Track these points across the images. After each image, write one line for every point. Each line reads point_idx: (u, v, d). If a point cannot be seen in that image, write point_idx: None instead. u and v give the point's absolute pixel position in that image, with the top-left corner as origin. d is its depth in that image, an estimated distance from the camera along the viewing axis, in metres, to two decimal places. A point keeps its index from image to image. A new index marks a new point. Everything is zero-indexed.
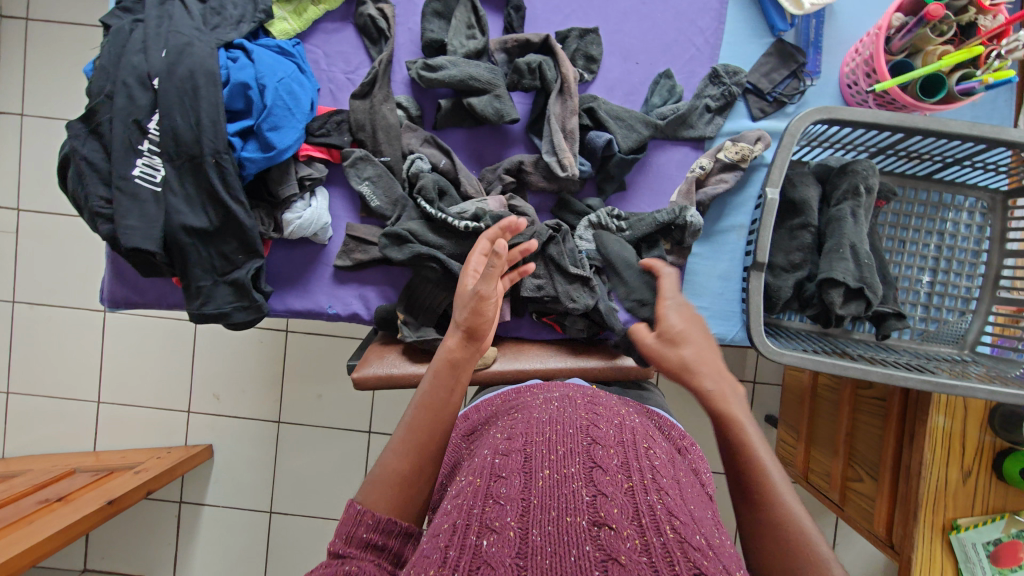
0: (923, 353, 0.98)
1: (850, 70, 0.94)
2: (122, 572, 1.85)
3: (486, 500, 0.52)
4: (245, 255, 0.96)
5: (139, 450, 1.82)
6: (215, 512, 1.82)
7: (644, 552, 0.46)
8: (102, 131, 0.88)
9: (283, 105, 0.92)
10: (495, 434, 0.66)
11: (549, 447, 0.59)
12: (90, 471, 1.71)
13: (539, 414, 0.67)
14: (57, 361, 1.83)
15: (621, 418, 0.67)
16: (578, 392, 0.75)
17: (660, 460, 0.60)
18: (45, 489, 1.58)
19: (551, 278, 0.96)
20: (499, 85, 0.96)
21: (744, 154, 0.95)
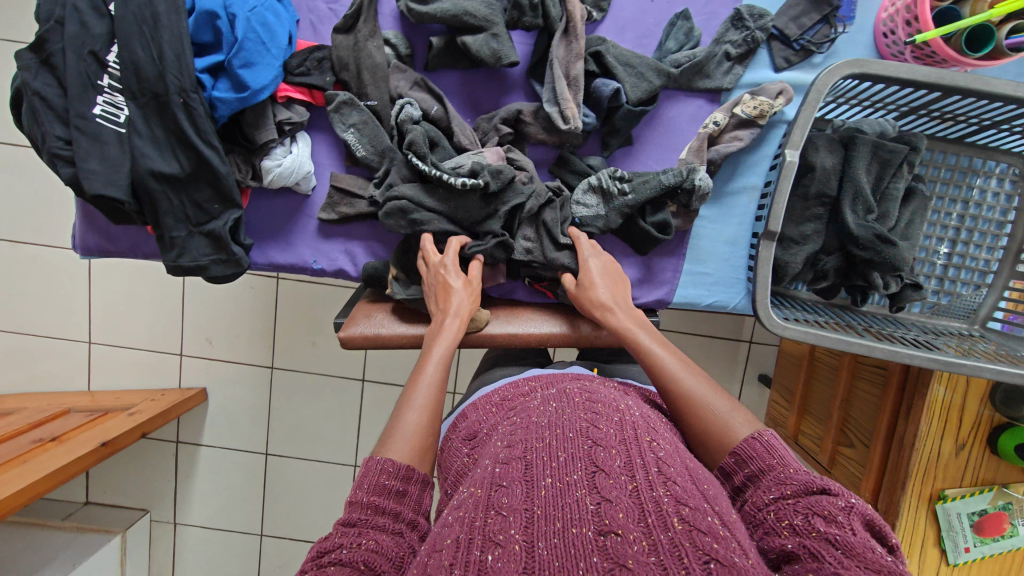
0: (931, 326, 0.94)
1: (887, 17, 0.85)
2: (123, 506, 1.90)
3: (488, 511, 0.52)
4: (222, 205, 0.90)
5: (133, 392, 1.82)
6: (211, 453, 1.85)
7: (653, 553, 0.46)
8: (55, 62, 0.80)
9: (256, 38, 0.82)
10: (497, 442, 0.64)
11: (550, 452, 0.57)
12: (85, 412, 1.72)
13: (538, 418, 0.65)
14: (42, 301, 1.79)
15: (622, 414, 0.64)
16: (573, 386, 0.73)
17: (665, 452, 0.58)
18: (40, 429, 1.59)
19: (541, 243, 0.91)
20: (497, 23, 0.86)
21: (763, 110, 0.87)
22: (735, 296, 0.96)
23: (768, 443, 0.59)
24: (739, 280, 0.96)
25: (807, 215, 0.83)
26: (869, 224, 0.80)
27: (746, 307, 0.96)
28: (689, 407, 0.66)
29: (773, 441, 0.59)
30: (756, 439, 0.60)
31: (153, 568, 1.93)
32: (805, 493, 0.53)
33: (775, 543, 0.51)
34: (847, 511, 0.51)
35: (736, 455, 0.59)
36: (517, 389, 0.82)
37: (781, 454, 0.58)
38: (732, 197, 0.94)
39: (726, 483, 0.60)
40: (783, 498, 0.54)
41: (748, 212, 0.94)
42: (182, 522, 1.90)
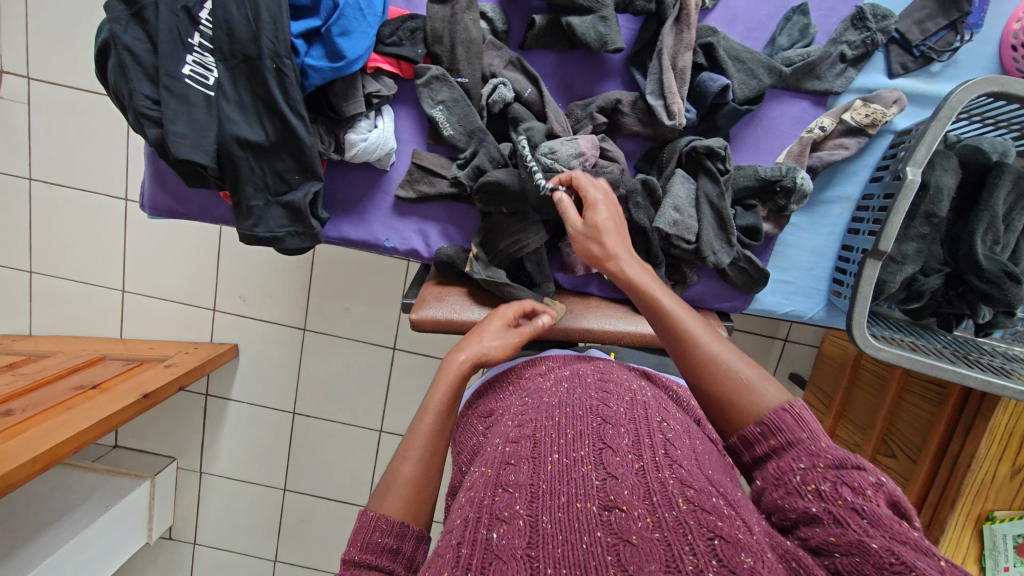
0: (1012, 352, 0.91)
1: (1020, 29, 0.80)
2: (151, 452, 1.94)
3: (495, 490, 0.50)
4: (302, 176, 0.87)
5: (167, 343, 1.83)
6: (240, 407, 1.87)
7: (657, 529, 0.45)
8: (147, 16, 0.75)
9: (354, 5, 0.79)
10: (507, 421, 0.63)
11: (559, 431, 0.57)
12: (122, 360, 1.72)
13: (549, 397, 0.64)
14: (78, 246, 1.78)
15: (634, 394, 0.63)
16: (587, 368, 0.72)
17: (674, 432, 0.57)
18: (78, 375, 1.60)
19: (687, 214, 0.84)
20: (607, 4, 0.81)
21: (875, 118, 0.83)
22: (813, 307, 0.94)
23: (793, 412, 0.54)
24: (820, 291, 0.93)
25: (911, 233, 0.80)
26: (998, 258, 0.77)
27: (823, 319, 0.94)
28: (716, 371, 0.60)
29: (804, 411, 0.54)
30: (786, 411, 0.54)
31: (179, 513, 1.98)
32: (834, 468, 0.48)
33: (796, 509, 0.48)
34: (878, 487, 0.47)
35: (757, 422, 0.55)
36: (533, 368, 0.80)
37: (812, 424, 0.53)
38: (824, 206, 0.91)
39: (746, 450, 0.56)
40: (804, 462, 0.50)
41: (840, 222, 0.91)
42: (208, 472, 1.93)
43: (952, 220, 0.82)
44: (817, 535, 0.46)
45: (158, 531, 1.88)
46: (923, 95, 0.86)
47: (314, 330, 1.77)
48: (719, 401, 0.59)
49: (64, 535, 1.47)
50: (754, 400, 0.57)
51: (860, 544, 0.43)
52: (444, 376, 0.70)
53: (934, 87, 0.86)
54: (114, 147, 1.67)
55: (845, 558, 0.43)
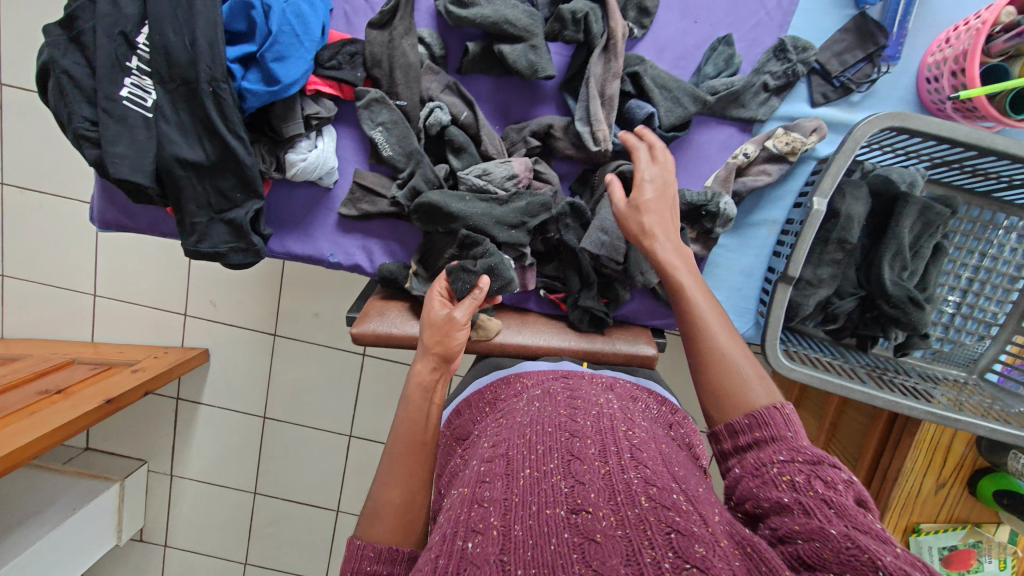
0: (930, 371, 0.98)
1: (934, 62, 0.83)
2: (122, 454, 1.95)
3: (471, 506, 0.52)
4: (244, 194, 0.90)
5: (137, 347, 1.85)
6: (211, 411, 1.89)
7: (619, 526, 0.47)
8: (86, 41, 0.78)
9: (290, 31, 0.81)
10: (484, 443, 0.65)
11: (530, 448, 0.59)
12: (88, 364, 1.73)
13: (521, 417, 0.67)
14: (49, 250, 1.79)
15: (599, 408, 0.67)
16: (557, 386, 0.75)
17: (639, 440, 0.60)
18: (43, 380, 1.61)
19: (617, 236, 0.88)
20: (537, 34, 0.84)
21: (795, 147, 0.86)
22: (744, 326, 0.97)
23: (783, 414, 0.56)
24: (749, 310, 0.97)
25: (825, 258, 0.83)
26: (904, 284, 0.80)
27: (753, 336, 0.98)
28: (714, 360, 0.62)
29: (792, 413, 0.56)
30: (777, 409, 0.56)
31: (150, 516, 1.99)
32: (812, 463, 0.51)
33: (769, 497, 0.51)
34: (850, 484, 0.50)
35: (747, 413, 0.57)
36: (508, 387, 0.81)
37: (797, 425, 0.56)
38: (752, 229, 0.95)
39: (729, 438, 0.58)
40: (785, 454, 0.53)
41: (766, 244, 0.95)
42: (179, 475, 1.95)
43: (867, 245, 0.85)
44: (786, 523, 0.48)
45: (128, 534, 1.89)
46: (843, 124, 0.89)
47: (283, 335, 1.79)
48: (712, 388, 0.62)
49: (28, 538, 1.48)
50: (746, 396, 0.59)
51: (821, 529, 0.45)
52: (417, 380, 0.74)
53: (853, 116, 0.89)
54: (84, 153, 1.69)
55: (808, 543, 0.45)
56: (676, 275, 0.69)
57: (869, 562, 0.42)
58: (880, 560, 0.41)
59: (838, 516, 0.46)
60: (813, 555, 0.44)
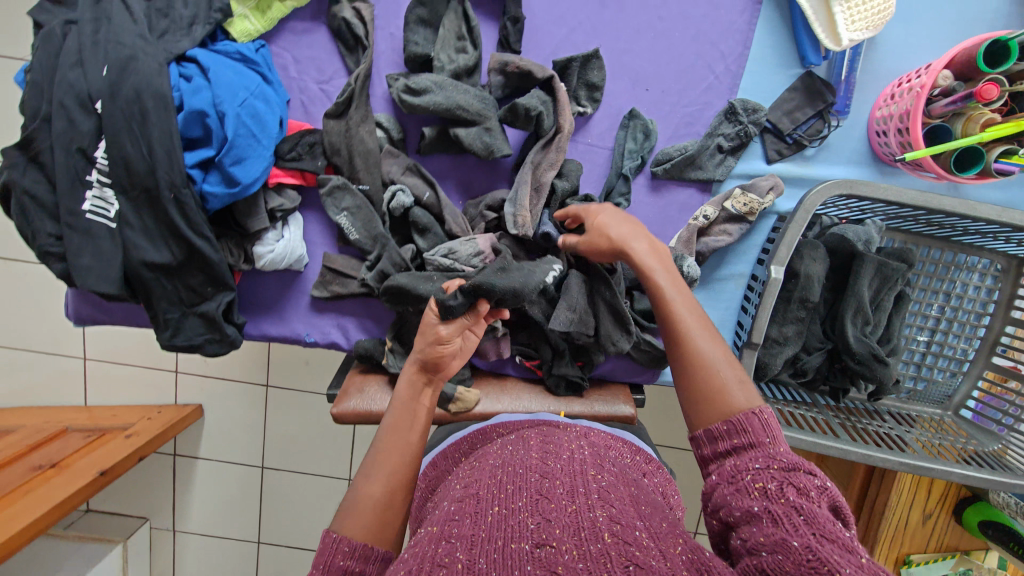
0: (907, 412, 0.98)
1: (881, 117, 0.85)
2: (125, 513, 1.89)
3: (439, 542, 0.51)
4: (215, 288, 0.91)
5: (130, 409, 1.81)
6: (209, 464, 1.84)
7: (582, 560, 0.47)
8: (44, 160, 0.79)
9: (246, 133, 0.81)
10: (454, 487, 0.66)
11: (499, 489, 0.59)
12: (82, 431, 1.71)
13: (493, 460, 0.69)
14: (35, 318, 1.78)
15: (570, 452, 0.69)
16: (531, 432, 0.78)
17: (607, 482, 0.62)
18: (34, 455, 1.56)
19: (586, 311, 0.90)
20: (490, 117, 0.85)
21: (752, 207, 0.88)
22: None
23: (762, 419, 0.54)
24: None
25: (790, 316, 0.84)
26: (868, 341, 0.81)
27: None
28: (696, 363, 0.60)
29: (771, 418, 0.54)
30: (755, 415, 0.54)
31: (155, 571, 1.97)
32: (788, 470, 0.49)
33: (740, 505, 0.49)
34: (823, 493, 0.47)
35: (725, 421, 0.55)
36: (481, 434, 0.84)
37: (776, 433, 0.53)
38: (720, 283, 0.96)
39: (708, 444, 0.56)
40: (760, 463, 0.50)
41: (734, 297, 0.96)
42: (181, 529, 1.91)
43: (830, 299, 0.86)
44: (755, 534, 0.46)
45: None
46: (800, 178, 0.91)
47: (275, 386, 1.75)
48: (693, 389, 0.59)
49: None
50: (726, 401, 0.57)
51: (783, 540, 0.43)
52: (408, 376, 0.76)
53: (810, 170, 0.91)
54: None
55: (771, 554, 0.43)
56: (652, 274, 0.66)
57: (826, 571, 0.40)
58: (840, 569, 0.39)
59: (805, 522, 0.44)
60: (775, 565, 0.42)
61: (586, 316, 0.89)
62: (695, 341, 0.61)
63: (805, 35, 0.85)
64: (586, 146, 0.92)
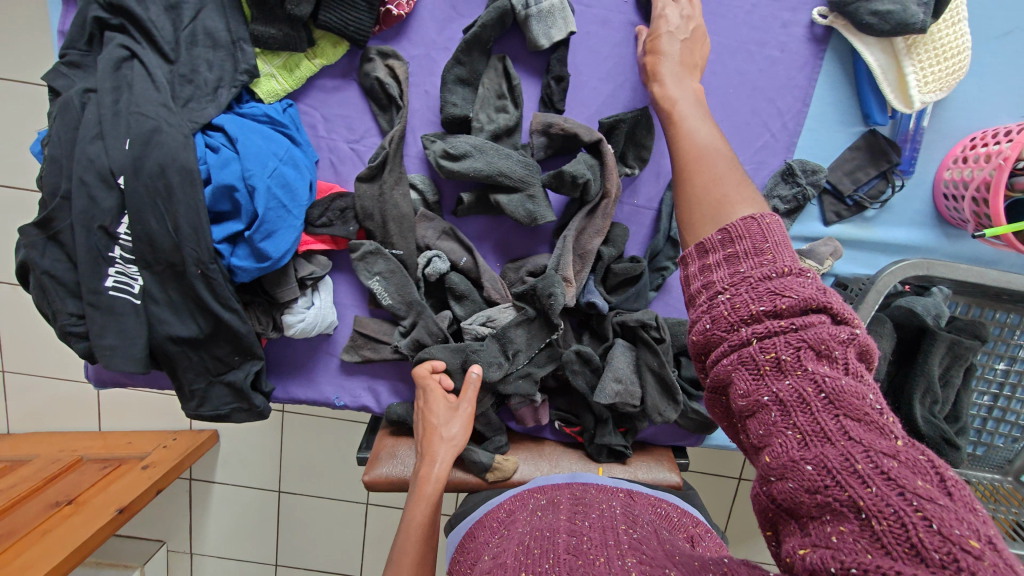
0: (965, 478, 0.91)
1: (950, 178, 0.80)
2: (141, 537, 1.85)
3: None
4: (242, 357, 0.86)
5: (144, 435, 1.74)
6: (224, 490, 1.80)
7: None
8: (64, 239, 0.74)
9: (277, 205, 0.77)
10: (484, 558, 0.63)
11: (529, 552, 0.59)
12: (98, 460, 1.64)
13: (523, 527, 0.67)
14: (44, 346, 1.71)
15: (601, 511, 0.68)
16: (563, 494, 0.75)
17: (640, 533, 0.62)
18: (53, 486, 1.49)
19: (633, 383, 0.85)
20: (534, 183, 0.80)
21: (811, 274, 0.82)
22: None
23: (762, 227, 0.45)
24: None
25: None
26: (939, 423, 0.77)
27: None
28: (697, 180, 0.52)
29: (772, 223, 0.45)
30: (753, 220, 0.46)
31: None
32: (794, 320, 0.40)
33: (742, 376, 0.40)
34: (841, 345, 0.39)
35: (722, 231, 0.47)
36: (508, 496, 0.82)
37: (779, 244, 0.44)
38: None
39: (702, 271, 0.46)
40: (761, 308, 0.41)
41: None
42: (199, 552, 1.86)
43: (893, 372, 0.82)
44: (765, 427, 0.39)
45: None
46: (859, 240, 0.86)
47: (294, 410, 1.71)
48: (691, 212, 0.52)
49: None
50: (729, 213, 0.49)
51: (794, 463, 0.36)
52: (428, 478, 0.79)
53: (870, 232, 0.85)
54: None
55: (783, 481, 0.37)
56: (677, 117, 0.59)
57: (848, 494, 0.34)
58: (861, 498, 0.33)
59: (824, 416, 0.36)
60: (788, 495, 0.36)
61: (632, 389, 0.84)
62: (706, 166, 0.53)
63: (870, 92, 0.79)
64: (632, 208, 0.87)
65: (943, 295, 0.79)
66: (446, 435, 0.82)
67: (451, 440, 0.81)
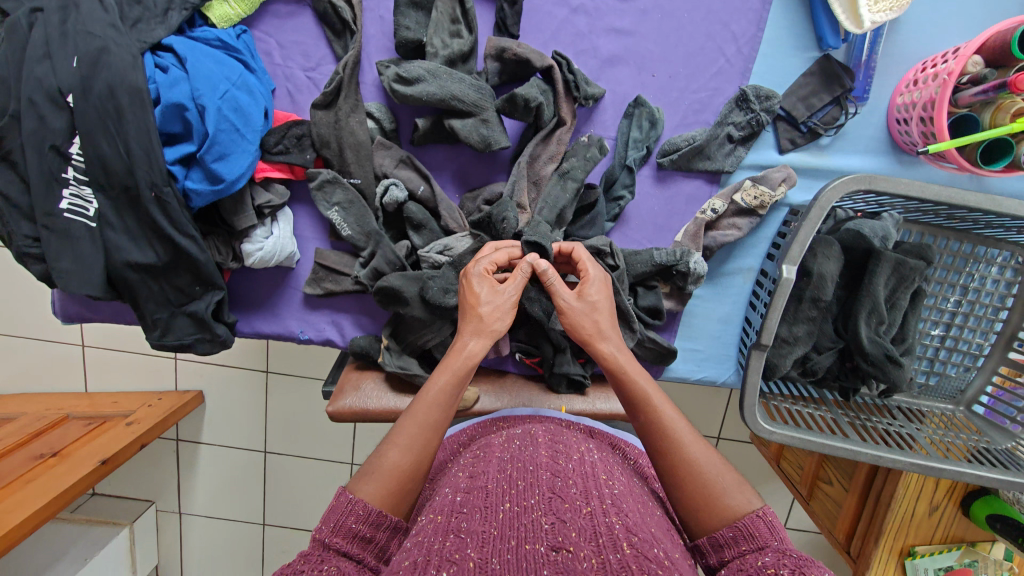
0: (916, 408, 0.96)
1: (902, 103, 0.80)
2: (130, 496, 1.81)
3: (446, 535, 0.51)
4: (203, 287, 0.87)
5: (131, 395, 1.70)
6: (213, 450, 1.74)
7: (600, 569, 0.46)
8: (16, 159, 0.75)
9: (229, 127, 0.77)
10: (458, 472, 0.66)
11: (509, 482, 0.60)
12: (83, 419, 1.61)
13: (500, 453, 0.68)
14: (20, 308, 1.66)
15: (583, 454, 0.67)
16: (540, 430, 0.75)
17: (619, 490, 0.61)
18: (39, 441, 1.50)
19: None
20: (487, 107, 0.81)
21: (763, 201, 0.84)
22: (725, 372, 0.97)
23: (765, 523, 0.53)
24: (730, 357, 0.96)
25: (801, 316, 0.81)
26: (881, 341, 0.78)
27: (735, 382, 0.97)
28: (685, 469, 0.59)
29: (774, 521, 0.54)
30: (759, 516, 0.54)
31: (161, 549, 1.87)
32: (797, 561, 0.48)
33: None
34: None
35: (731, 525, 0.54)
36: (480, 427, 0.82)
37: (782, 536, 0.53)
38: (728, 278, 0.93)
39: (714, 552, 0.54)
40: (773, 557, 0.49)
41: (742, 292, 0.94)
42: (187, 511, 1.81)
43: (843, 297, 0.84)
44: None
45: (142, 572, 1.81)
46: (814, 169, 0.86)
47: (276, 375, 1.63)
48: (687, 504, 0.58)
49: None
50: (719, 502, 0.56)
51: None
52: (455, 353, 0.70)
53: (825, 160, 0.86)
54: None
55: None
56: (639, 387, 0.66)
57: None
58: None
59: None
60: None
61: None
62: (688, 449, 0.60)
63: (822, 15, 0.80)
64: (590, 137, 0.87)
65: (896, 221, 0.80)
66: (488, 316, 0.72)
67: (491, 326, 0.72)
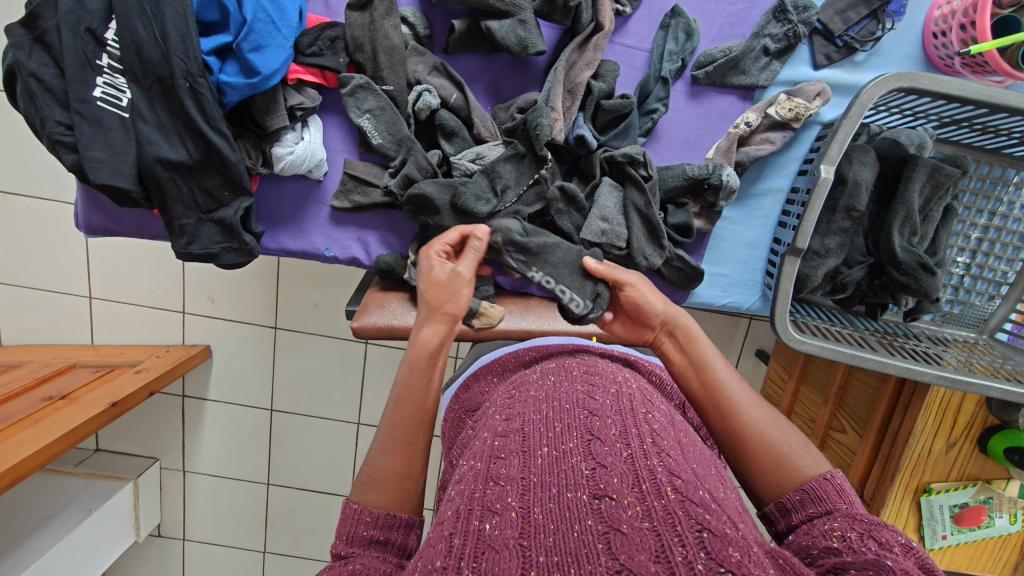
0: (940, 335, 0.96)
1: (940, 16, 0.81)
2: (133, 454, 1.60)
3: (487, 483, 0.47)
4: (232, 192, 0.85)
5: (139, 347, 1.52)
6: (219, 407, 1.55)
7: (645, 518, 0.42)
8: (51, 40, 0.74)
9: (266, 17, 0.78)
10: (494, 415, 0.59)
11: (547, 424, 0.53)
12: (91, 367, 1.43)
13: (536, 391, 0.60)
14: (5, 251, 1.46)
15: (619, 386, 0.59)
16: (574, 359, 0.67)
17: (661, 424, 0.54)
18: (48, 385, 1.33)
19: (626, 224, 0.87)
20: (524, 8, 0.81)
21: (798, 112, 0.84)
22: (750, 298, 0.95)
23: (835, 485, 0.52)
24: (756, 282, 0.95)
25: (834, 227, 0.81)
26: (915, 250, 0.80)
27: (759, 309, 0.96)
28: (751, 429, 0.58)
29: (844, 484, 0.52)
30: (827, 479, 0.53)
31: (166, 513, 1.66)
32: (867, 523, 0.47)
33: (817, 548, 0.47)
34: (910, 552, 0.45)
35: (798, 487, 0.53)
36: (518, 357, 0.75)
37: (851, 498, 0.51)
38: (756, 199, 0.93)
39: (782, 518, 0.54)
40: (840, 521, 0.48)
41: (771, 214, 0.93)
42: (191, 470, 1.61)
43: (876, 211, 0.85)
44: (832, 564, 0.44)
45: (144, 535, 1.59)
46: (847, 85, 0.87)
47: (288, 325, 1.45)
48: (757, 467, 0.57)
49: (45, 544, 1.25)
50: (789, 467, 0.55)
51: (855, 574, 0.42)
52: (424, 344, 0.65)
53: (858, 76, 0.86)
54: (15, 148, 1.38)
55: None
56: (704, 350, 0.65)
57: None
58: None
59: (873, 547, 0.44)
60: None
61: (618, 230, 0.86)
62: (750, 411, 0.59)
63: None
64: (624, 49, 0.88)
65: (930, 135, 0.82)
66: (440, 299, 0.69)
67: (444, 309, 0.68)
